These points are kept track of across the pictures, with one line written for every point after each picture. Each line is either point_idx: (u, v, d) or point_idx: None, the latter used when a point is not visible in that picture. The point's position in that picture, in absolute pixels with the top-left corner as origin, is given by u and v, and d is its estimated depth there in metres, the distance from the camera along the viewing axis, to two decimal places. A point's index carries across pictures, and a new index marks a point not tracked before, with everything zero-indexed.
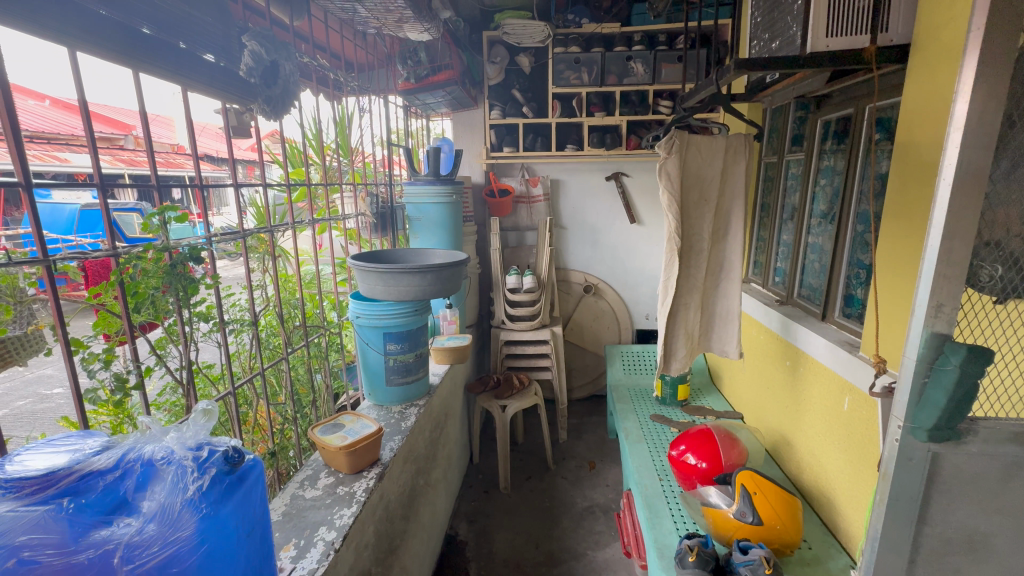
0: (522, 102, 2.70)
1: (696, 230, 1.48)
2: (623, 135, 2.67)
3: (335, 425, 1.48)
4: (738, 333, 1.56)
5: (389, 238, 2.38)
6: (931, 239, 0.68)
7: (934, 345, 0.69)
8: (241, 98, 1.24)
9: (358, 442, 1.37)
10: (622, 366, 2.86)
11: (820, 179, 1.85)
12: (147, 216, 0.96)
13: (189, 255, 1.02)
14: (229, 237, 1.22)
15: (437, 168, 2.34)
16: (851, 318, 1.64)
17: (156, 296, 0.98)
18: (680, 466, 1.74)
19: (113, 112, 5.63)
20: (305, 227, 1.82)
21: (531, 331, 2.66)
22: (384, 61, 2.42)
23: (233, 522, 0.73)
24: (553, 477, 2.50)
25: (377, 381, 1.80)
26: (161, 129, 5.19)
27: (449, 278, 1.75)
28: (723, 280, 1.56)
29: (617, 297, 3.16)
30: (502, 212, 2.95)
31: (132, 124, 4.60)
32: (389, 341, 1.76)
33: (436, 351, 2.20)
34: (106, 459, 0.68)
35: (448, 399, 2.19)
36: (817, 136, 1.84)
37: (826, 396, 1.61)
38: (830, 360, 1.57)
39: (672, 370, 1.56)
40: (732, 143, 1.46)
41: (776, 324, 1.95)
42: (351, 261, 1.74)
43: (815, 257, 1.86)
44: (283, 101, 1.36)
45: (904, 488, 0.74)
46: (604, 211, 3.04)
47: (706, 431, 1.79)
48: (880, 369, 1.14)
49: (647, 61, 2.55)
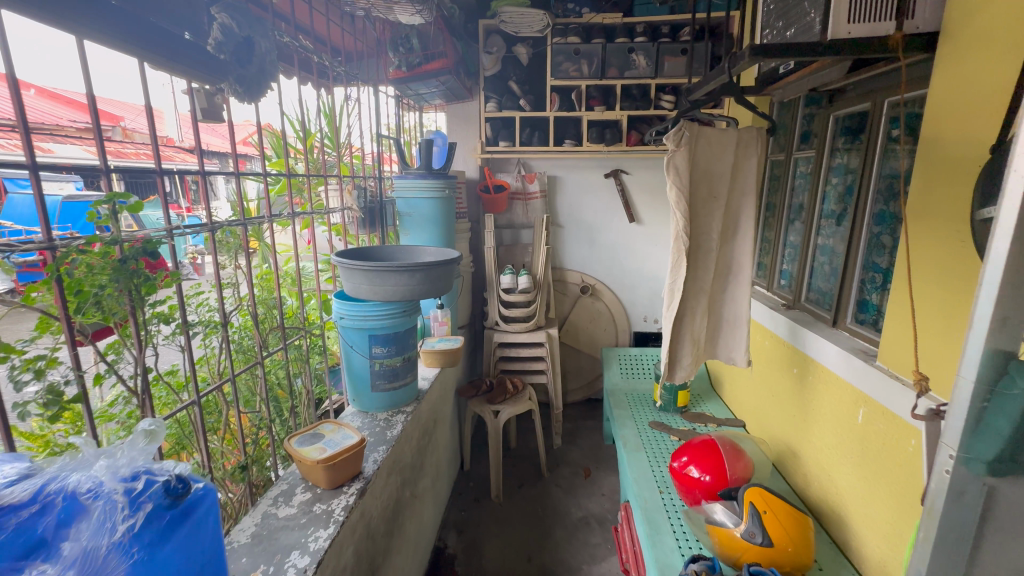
0: (518, 94, 2.58)
1: (704, 229, 1.38)
2: (623, 131, 2.56)
3: (314, 435, 1.37)
4: (746, 338, 1.47)
5: (377, 235, 2.25)
6: (995, 242, 0.58)
7: (996, 363, 0.60)
8: (210, 76, 1.12)
9: (337, 455, 1.27)
10: (619, 370, 2.76)
11: (831, 178, 1.76)
12: (93, 203, 0.85)
13: (144, 250, 0.91)
14: (193, 230, 1.10)
15: (429, 162, 2.23)
16: (864, 324, 1.55)
17: (103, 295, 0.86)
18: (682, 479, 1.65)
19: (96, 102, 5.43)
20: (285, 221, 1.70)
21: (525, 333, 2.56)
22: (374, 48, 2.30)
23: (175, 561, 0.63)
24: (546, 485, 2.40)
25: (361, 386, 1.69)
26: (147, 120, 5.05)
27: (438, 277, 1.64)
28: (731, 283, 1.46)
29: (614, 299, 3.06)
30: (495, 209, 2.76)
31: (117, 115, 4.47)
32: (374, 344, 1.65)
33: (426, 354, 2.09)
34: (21, 490, 0.56)
35: (438, 404, 2.08)
36: (829, 132, 1.75)
37: (837, 408, 1.53)
38: (843, 370, 1.49)
39: (676, 378, 1.47)
40: (743, 137, 1.37)
41: (783, 329, 1.86)
42: (334, 258, 1.63)
43: (825, 260, 1.77)
44: (257, 82, 1.24)
45: (953, 526, 0.65)
46: (602, 210, 2.94)
47: (709, 442, 1.70)
48: (922, 388, 1.10)
49: (649, 54, 2.44)
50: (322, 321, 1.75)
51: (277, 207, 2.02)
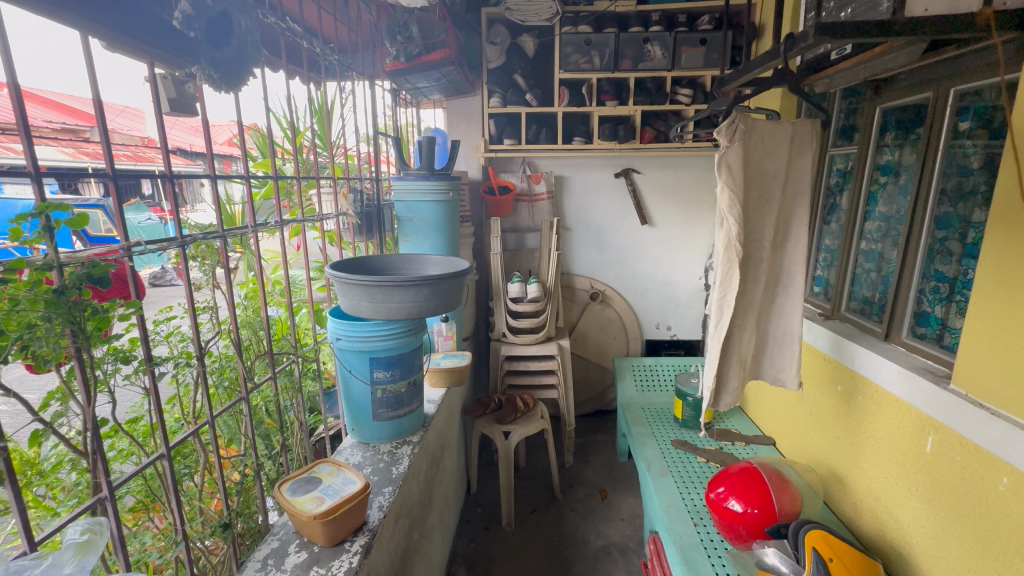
0: (525, 89, 2.41)
1: (755, 236, 1.21)
2: (637, 127, 2.40)
3: (309, 480, 1.18)
4: (797, 358, 1.30)
5: (374, 242, 2.05)
6: None
7: None
8: (173, 57, 0.90)
9: (338, 507, 1.08)
10: (634, 382, 2.59)
11: (878, 177, 1.60)
12: (17, 216, 0.64)
13: (91, 276, 0.71)
14: (161, 246, 0.90)
15: (431, 162, 2.04)
16: (924, 339, 1.39)
17: (35, 341, 0.65)
18: (722, 513, 1.48)
19: (70, 100, 5.15)
20: (274, 229, 1.50)
21: (535, 345, 2.38)
22: (370, 39, 2.10)
23: None
24: (561, 509, 2.22)
25: (361, 415, 1.50)
26: (126, 120, 4.82)
27: (447, 292, 1.46)
28: (781, 296, 1.30)
29: (625, 305, 2.89)
30: (501, 212, 2.60)
31: (96, 115, 4.24)
32: (375, 368, 1.45)
33: (431, 373, 1.91)
34: None
35: (444, 427, 1.89)
36: (874, 127, 1.60)
37: (897, 434, 1.37)
38: (907, 392, 1.33)
39: (721, 405, 1.29)
40: (798, 132, 1.20)
41: (824, 342, 1.70)
42: (329, 271, 1.44)
43: (871, 267, 1.62)
44: (236, 69, 1.04)
45: None
46: (612, 211, 2.78)
47: (751, 470, 1.53)
48: None
49: (665, 44, 2.28)
50: (315, 341, 1.55)
51: (262, 213, 1.81)
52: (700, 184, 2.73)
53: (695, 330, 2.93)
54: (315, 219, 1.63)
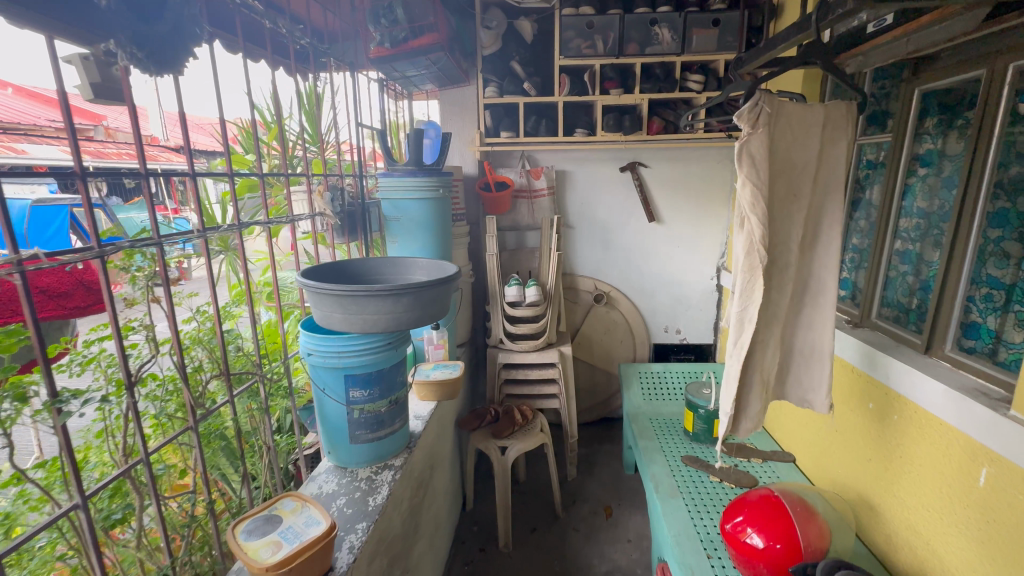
0: (523, 77, 2.23)
1: (781, 237, 1.04)
2: (644, 117, 2.23)
3: (268, 520, 1.04)
4: (828, 376, 1.14)
5: (359, 243, 1.90)
6: None
7: None
8: (79, 30, 0.75)
9: (296, 555, 0.94)
10: (641, 390, 2.43)
11: (916, 168, 1.42)
12: None
13: None
14: (68, 260, 0.75)
15: (420, 156, 1.88)
16: (972, 353, 1.23)
17: None
18: (739, 547, 1.32)
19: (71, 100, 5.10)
20: (255, 231, 1.37)
21: (534, 352, 2.22)
22: (354, 24, 1.95)
23: None
24: (563, 529, 2.07)
25: (338, 437, 1.36)
26: (122, 118, 4.73)
27: (431, 300, 1.30)
28: (809, 306, 1.13)
29: (632, 307, 2.72)
30: (498, 210, 2.43)
31: (93, 112, 4.16)
32: (352, 386, 1.31)
33: (419, 386, 1.76)
34: None
35: (435, 444, 1.75)
36: (911, 112, 1.41)
37: (943, 462, 1.20)
38: (955, 415, 1.15)
39: (741, 431, 1.13)
40: (831, 116, 1.03)
41: (852, 353, 1.52)
42: (299, 279, 1.29)
43: (907, 270, 1.44)
44: (171, 47, 0.89)
45: None
46: (617, 208, 2.60)
47: (772, 498, 1.37)
48: None
49: (675, 26, 2.09)
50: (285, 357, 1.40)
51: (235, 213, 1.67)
52: (712, 178, 2.56)
53: (706, 334, 2.76)
54: (289, 218, 1.48)
